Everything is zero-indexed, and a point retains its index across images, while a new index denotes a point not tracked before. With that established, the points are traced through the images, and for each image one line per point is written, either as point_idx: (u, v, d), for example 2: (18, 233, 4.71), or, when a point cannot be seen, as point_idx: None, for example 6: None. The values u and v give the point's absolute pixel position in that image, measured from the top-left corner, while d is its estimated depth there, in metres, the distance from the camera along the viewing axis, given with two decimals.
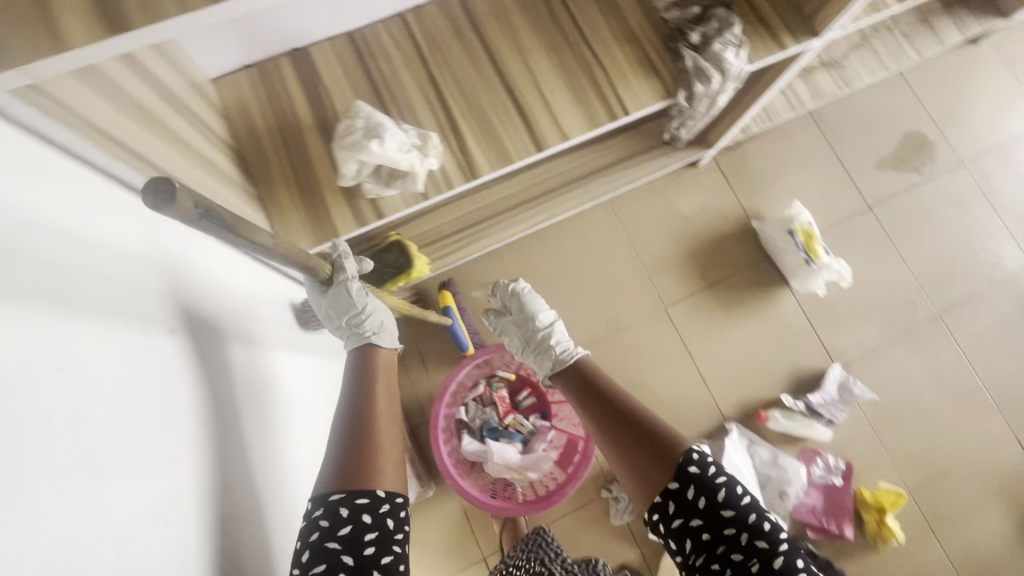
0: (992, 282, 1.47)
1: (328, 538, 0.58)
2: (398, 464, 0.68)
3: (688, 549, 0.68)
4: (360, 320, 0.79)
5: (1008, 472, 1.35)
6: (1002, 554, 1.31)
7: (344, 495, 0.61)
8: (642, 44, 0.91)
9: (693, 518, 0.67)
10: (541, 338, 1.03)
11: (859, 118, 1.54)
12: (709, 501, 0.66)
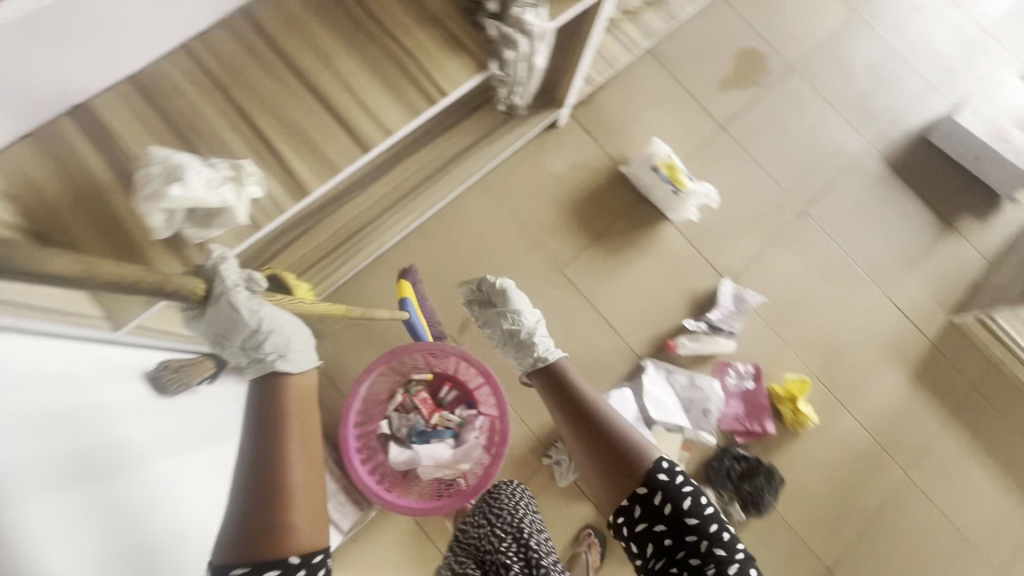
0: (842, 169, 1.60)
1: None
2: (311, 515, 0.69)
3: (648, 550, 0.85)
4: (259, 343, 0.75)
5: (892, 333, 1.50)
6: (903, 406, 1.45)
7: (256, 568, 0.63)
8: (445, 24, 0.90)
9: (656, 522, 0.84)
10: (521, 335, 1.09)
11: (694, 47, 1.62)
12: (674, 507, 0.83)
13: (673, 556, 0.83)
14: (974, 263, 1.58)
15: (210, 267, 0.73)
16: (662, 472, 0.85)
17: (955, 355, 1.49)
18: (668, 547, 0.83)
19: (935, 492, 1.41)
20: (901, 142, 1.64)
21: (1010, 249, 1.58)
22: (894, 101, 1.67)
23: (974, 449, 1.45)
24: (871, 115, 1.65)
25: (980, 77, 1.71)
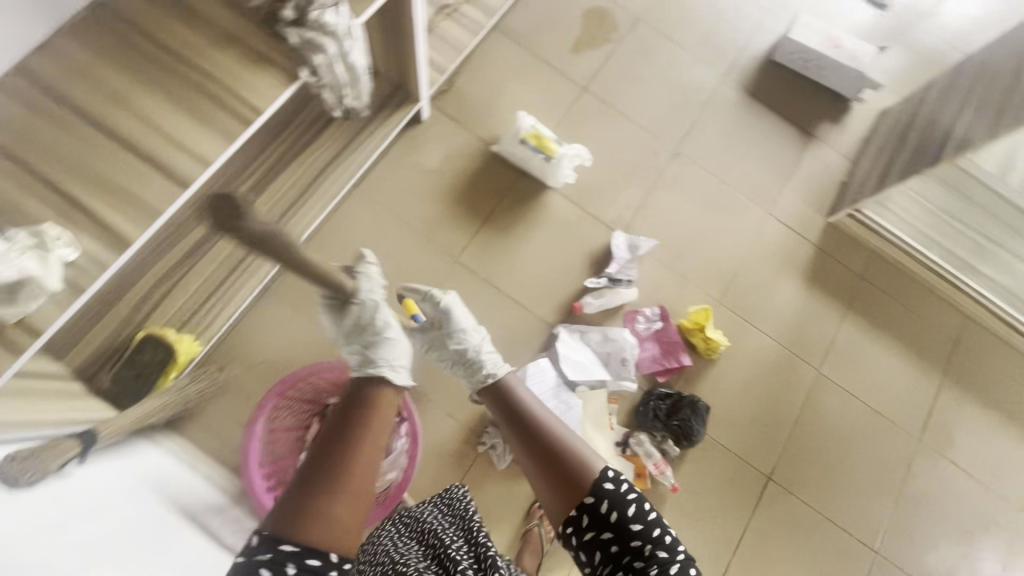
0: (705, 103, 1.67)
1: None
2: (342, 525, 0.66)
3: (596, 560, 0.75)
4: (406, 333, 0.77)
5: (781, 245, 1.58)
6: (803, 310, 1.54)
7: (278, 552, 0.60)
8: (245, 40, 0.88)
9: (603, 532, 0.74)
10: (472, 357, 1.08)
11: (539, 18, 1.65)
12: (620, 515, 0.74)
13: (620, 562, 0.73)
14: (838, 165, 1.69)
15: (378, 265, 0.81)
16: (608, 479, 0.76)
17: (839, 253, 1.59)
18: (618, 559, 0.73)
19: (848, 382, 1.51)
20: (752, 67, 1.73)
21: (867, 143, 1.70)
22: (738, 29, 1.75)
23: (874, 333, 1.55)
24: (720, 47, 1.73)
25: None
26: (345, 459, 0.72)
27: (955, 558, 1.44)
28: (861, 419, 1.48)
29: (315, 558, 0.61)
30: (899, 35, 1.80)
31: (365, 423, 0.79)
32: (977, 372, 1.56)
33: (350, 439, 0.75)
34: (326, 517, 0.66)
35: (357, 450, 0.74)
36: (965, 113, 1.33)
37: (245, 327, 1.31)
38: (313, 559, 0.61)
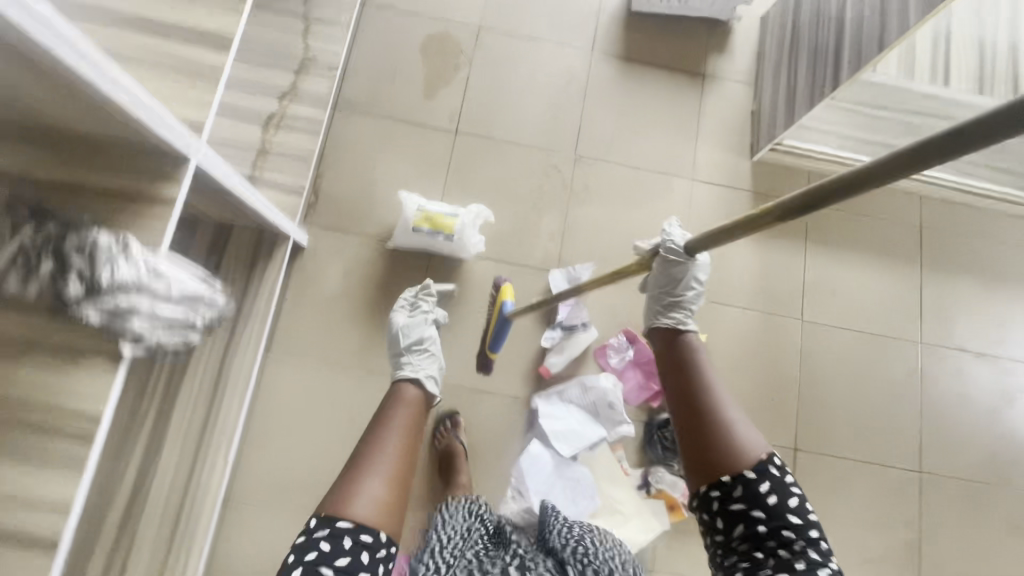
0: (585, 86, 1.53)
1: (321, 558, 0.66)
2: (391, 504, 0.73)
3: (736, 532, 0.74)
4: (416, 347, 1.07)
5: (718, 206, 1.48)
6: (763, 264, 1.46)
7: (336, 525, 0.69)
8: (37, 338, 0.72)
9: (753, 510, 0.72)
10: (424, 349, 1.06)
11: (377, 77, 1.47)
12: (778, 501, 0.72)
13: (762, 544, 0.72)
14: (742, 94, 1.57)
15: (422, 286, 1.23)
16: (773, 464, 0.74)
17: (778, 189, 1.51)
18: (761, 540, 0.72)
19: (835, 316, 1.45)
20: (618, 26, 1.57)
21: (760, 60, 1.58)
22: None
23: (839, 255, 1.49)
24: (578, 18, 1.57)
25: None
26: (394, 443, 0.79)
27: (995, 440, 1.43)
28: (859, 348, 1.44)
29: (367, 534, 0.69)
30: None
31: (406, 416, 0.85)
32: (949, 250, 1.52)
33: (394, 429, 0.82)
34: (376, 496, 0.72)
35: (401, 434, 0.81)
36: (848, 17, 1.24)
37: (227, 541, 1.21)
38: (365, 535, 0.69)
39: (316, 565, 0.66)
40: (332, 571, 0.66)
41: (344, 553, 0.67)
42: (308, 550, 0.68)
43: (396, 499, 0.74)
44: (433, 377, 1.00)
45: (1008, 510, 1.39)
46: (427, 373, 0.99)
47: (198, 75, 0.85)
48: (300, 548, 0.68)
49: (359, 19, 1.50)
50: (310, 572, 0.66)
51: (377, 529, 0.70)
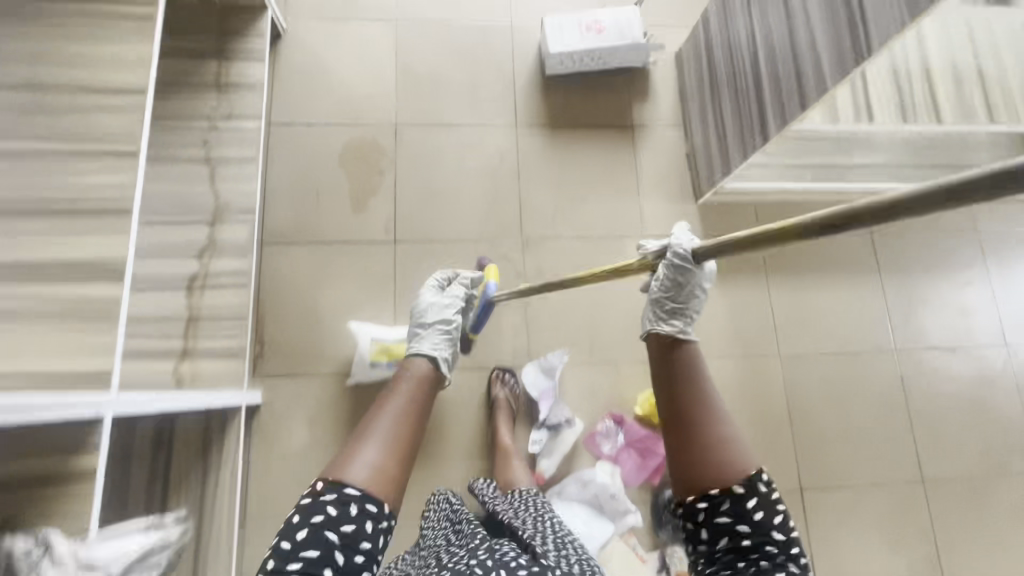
0: (517, 163, 1.48)
1: (326, 524, 0.68)
2: (393, 472, 0.74)
3: (719, 543, 0.69)
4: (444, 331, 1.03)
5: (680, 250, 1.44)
6: (730, 307, 1.44)
7: (341, 491, 0.71)
8: None
9: (740, 526, 0.68)
10: (447, 323, 1.04)
11: (300, 201, 1.39)
12: (766, 517, 0.67)
13: (745, 556, 0.68)
14: (674, 137, 1.55)
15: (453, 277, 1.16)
16: (762, 481, 0.69)
17: (730, 228, 1.49)
18: (744, 554, 0.68)
19: (811, 343, 1.44)
20: (536, 93, 1.53)
21: (686, 96, 1.54)
22: (498, 66, 1.55)
23: (803, 280, 1.48)
24: (494, 94, 1.52)
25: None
26: (400, 416, 0.80)
27: (988, 430, 1.44)
28: (841, 370, 1.43)
29: (372, 504, 0.71)
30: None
31: (417, 389, 0.85)
32: (910, 251, 1.52)
33: (406, 401, 0.82)
34: (379, 466, 0.73)
35: (411, 407, 0.82)
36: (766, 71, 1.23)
37: None
38: (370, 504, 0.71)
39: (323, 528, 0.68)
40: (336, 538, 0.68)
41: (349, 519, 0.69)
42: (313, 514, 0.69)
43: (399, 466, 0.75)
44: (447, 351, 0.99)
45: (1012, 498, 1.40)
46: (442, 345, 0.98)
47: (84, 313, 0.75)
48: (305, 509, 0.70)
49: (268, 143, 1.42)
50: (316, 535, 0.68)
51: (377, 496, 0.71)
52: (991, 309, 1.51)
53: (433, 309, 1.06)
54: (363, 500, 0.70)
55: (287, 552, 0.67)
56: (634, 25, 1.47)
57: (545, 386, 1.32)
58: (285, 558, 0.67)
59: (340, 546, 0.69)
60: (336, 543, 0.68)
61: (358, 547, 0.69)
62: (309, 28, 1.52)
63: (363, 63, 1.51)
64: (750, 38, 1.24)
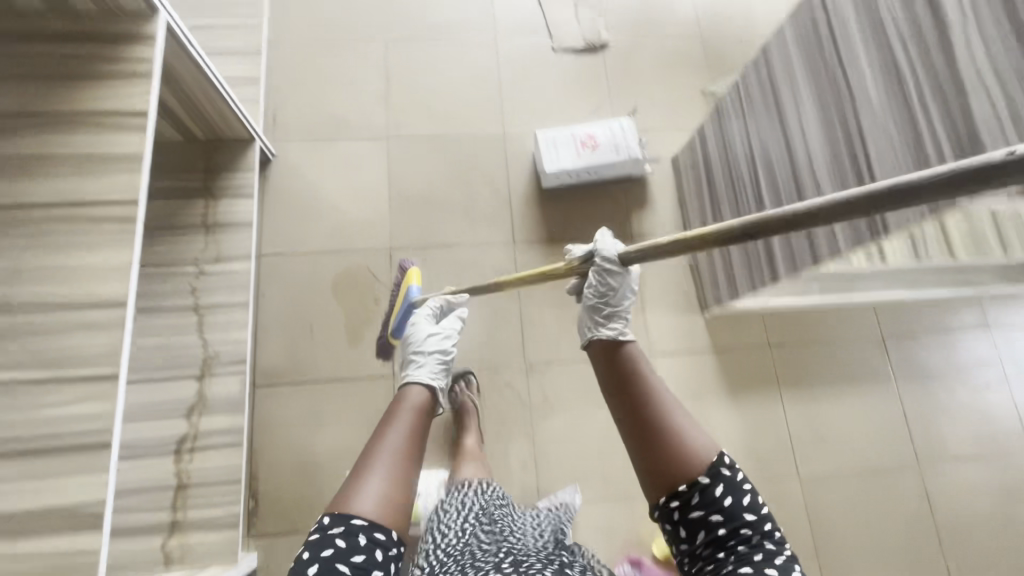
0: (517, 283, 1.44)
1: (338, 556, 0.66)
2: (398, 496, 0.72)
3: (698, 539, 0.69)
4: (436, 354, 1.00)
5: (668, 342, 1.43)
6: (743, 425, 1.41)
7: (347, 523, 0.68)
8: None
9: (712, 516, 0.68)
10: (442, 350, 1.01)
11: (294, 336, 1.34)
12: (735, 502, 0.68)
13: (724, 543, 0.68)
14: (675, 247, 1.52)
15: (440, 305, 1.16)
16: (724, 465, 0.70)
17: (735, 342, 1.46)
18: (722, 542, 0.68)
19: (821, 459, 1.41)
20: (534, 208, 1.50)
21: (684, 190, 1.53)
22: (493, 182, 1.52)
23: (815, 391, 1.45)
24: (490, 212, 1.50)
25: (525, 96, 1.64)
26: (402, 442, 0.77)
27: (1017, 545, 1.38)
28: (860, 486, 1.40)
29: (380, 532, 0.69)
30: (627, 82, 1.68)
31: (416, 413, 0.82)
32: (920, 354, 1.49)
33: (408, 425, 0.80)
34: (382, 491, 0.71)
35: (413, 433, 0.79)
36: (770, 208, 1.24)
37: None
38: (379, 532, 0.69)
39: (334, 561, 0.65)
40: (348, 569, 0.65)
41: (359, 549, 0.67)
42: (322, 547, 0.66)
43: (404, 489, 0.73)
44: (439, 376, 0.95)
45: None
46: (434, 370, 0.95)
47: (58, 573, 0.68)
48: (313, 545, 0.67)
49: (258, 278, 1.37)
50: (328, 565, 0.65)
51: (386, 524, 0.70)
52: (1010, 412, 1.47)
53: (428, 338, 1.03)
54: (369, 529, 0.68)
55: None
56: (625, 135, 1.46)
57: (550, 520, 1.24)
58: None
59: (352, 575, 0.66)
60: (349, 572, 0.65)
61: None
62: (299, 152, 1.49)
63: (356, 187, 1.48)
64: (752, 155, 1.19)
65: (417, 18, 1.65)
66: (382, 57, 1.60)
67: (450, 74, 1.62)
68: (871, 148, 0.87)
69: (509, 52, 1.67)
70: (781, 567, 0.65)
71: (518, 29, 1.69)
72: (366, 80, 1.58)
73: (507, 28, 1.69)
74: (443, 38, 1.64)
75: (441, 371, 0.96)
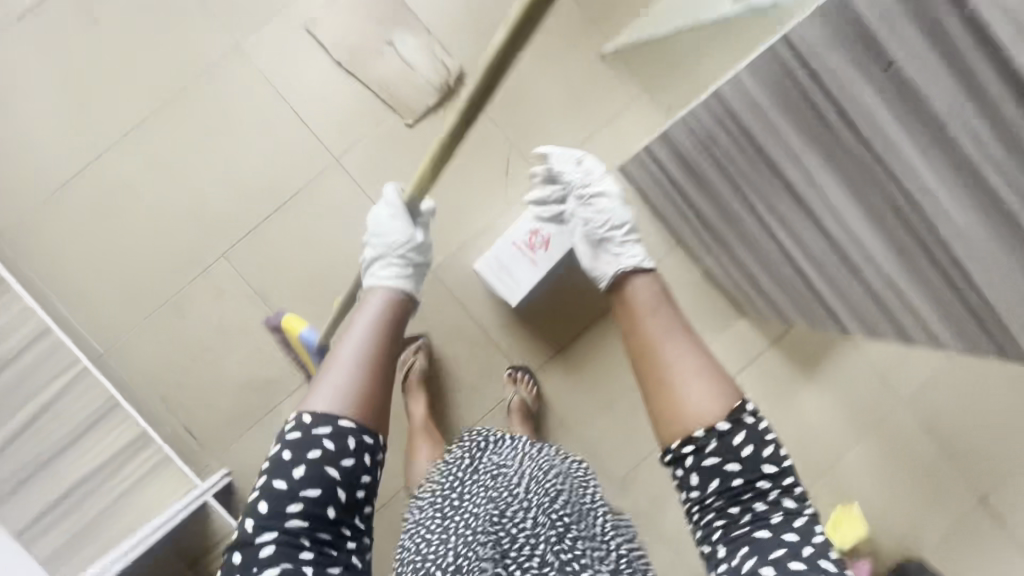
0: (561, 417, 1.30)
1: (328, 460, 0.72)
2: (370, 398, 0.78)
3: (715, 493, 0.75)
4: (404, 257, 0.97)
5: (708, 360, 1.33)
6: (831, 389, 1.36)
7: (329, 427, 0.74)
8: None
9: (731, 466, 0.75)
10: (404, 241, 0.99)
11: None
12: (754, 450, 0.75)
13: (742, 500, 0.75)
14: (680, 267, 1.32)
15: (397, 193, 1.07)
16: (749, 413, 0.76)
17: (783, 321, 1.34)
18: (740, 499, 0.75)
19: (916, 370, 1.37)
20: (524, 332, 1.28)
21: (661, 207, 1.23)
22: (465, 334, 1.27)
23: None
24: (487, 367, 1.28)
25: None
26: (365, 355, 0.82)
27: None
28: (955, 371, 1.38)
29: (369, 436, 0.76)
30: (515, 106, 1.28)
31: (374, 325, 0.86)
32: None
33: (369, 334, 0.84)
34: (350, 390, 0.77)
35: (376, 342, 0.83)
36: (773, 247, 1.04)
37: None
38: (367, 436, 0.75)
39: (324, 466, 0.72)
40: (338, 471, 0.72)
41: (348, 454, 0.73)
42: (310, 447, 0.72)
43: (372, 397, 0.78)
44: (408, 271, 0.96)
45: None
46: (401, 270, 0.96)
47: None
48: (298, 443, 0.72)
49: None
50: (316, 471, 0.71)
51: (370, 425, 0.76)
52: None
53: (388, 223, 1.00)
54: (351, 437, 0.74)
55: (288, 492, 0.70)
56: None
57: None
58: (288, 494, 0.70)
59: (342, 481, 0.73)
60: (339, 479, 0.72)
61: (359, 480, 0.75)
62: (256, 451, 1.22)
63: None
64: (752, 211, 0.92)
65: (241, 206, 1.24)
66: (244, 283, 1.23)
67: (329, 245, 1.25)
68: (964, 262, 0.66)
69: (369, 166, 1.25)
70: (801, 530, 0.73)
71: (356, 129, 1.25)
72: (252, 321, 1.23)
73: (344, 137, 1.25)
74: (287, 209, 1.25)
75: (407, 266, 0.97)
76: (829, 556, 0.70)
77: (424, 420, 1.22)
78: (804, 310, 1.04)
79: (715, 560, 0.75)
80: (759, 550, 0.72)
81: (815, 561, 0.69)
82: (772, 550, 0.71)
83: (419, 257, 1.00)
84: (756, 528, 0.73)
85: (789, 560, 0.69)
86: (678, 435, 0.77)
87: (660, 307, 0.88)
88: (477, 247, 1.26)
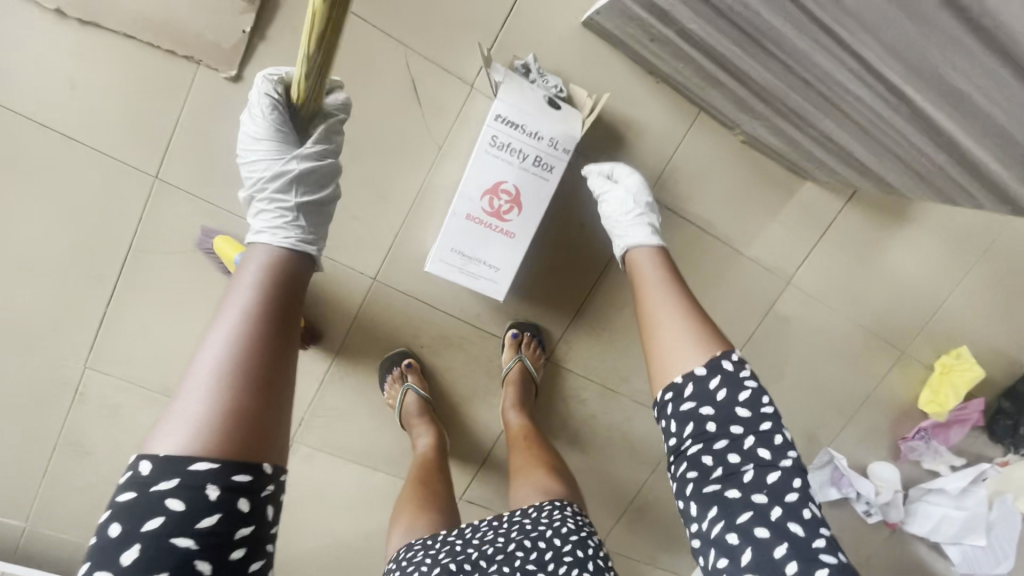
0: (602, 384, 1.03)
1: (174, 526, 0.37)
2: (240, 425, 0.41)
3: (682, 440, 0.57)
4: (301, 196, 0.59)
5: (770, 252, 0.99)
6: (927, 229, 1.04)
7: (176, 478, 0.38)
8: None
9: (702, 410, 0.56)
10: (277, 175, 0.60)
11: None
12: (726, 392, 0.55)
13: (711, 446, 0.55)
14: (709, 145, 0.90)
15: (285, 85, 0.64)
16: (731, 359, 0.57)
17: None
18: (710, 443, 0.55)
19: None
20: (522, 307, 0.95)
21: (663, 65, 0.78)
22: (452, 338, 0.95)
23: None
24: (493, 365, 0.98)
25: None
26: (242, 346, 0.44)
27: None
28: None
29: (242, 474, 0.40)
30: None
31: (260, 287, 0.47)
32: None
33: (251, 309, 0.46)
34: (211, 418, 0.40)
35: (261, 322, 0.45)
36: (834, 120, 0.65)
37: None
38: (240, 474, 0.40)
39: (167, 537, 0.37)
40: (193, 536, 0.38)
41: (210, 509, 0.38)
42: (149, 511, 0.38)
43: (257, 421, 0.42)
44: (295, 217, 0.57)
45: None
46: (281, 214, 0.57)
47: None
48: (129, 502, 0.38)
49: None
50: (156, 549, 0.37)
51: (245, 464, 0.40)
52: None
53: (247, 149, 0.61)
54: (213, 485, 0.39)
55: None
56: (523, 125, 0.72)
57: (830, 474, 1.18)
58: None
59: (205, 548, 0.38)
60: (200, 547, 0.38)
61: (236, 537, 0.40)
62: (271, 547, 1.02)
63: (357, 501, 1.03)
64: (874, 83, 0.51)
65: (65, 296, 0.82)
66: (138, 389, 0.89)
67: (218, 298, 0.86)
68: None
69: (209, 166, 0.79)
70: (776, 489, 0.52)
71: (154, 114, 0.76)
72: None
73: (143, 135, 0.77)
74: (131, 274, 0.83)
75: (302, 214, 0.58)
76: (802, 516, 0.51)
77: (432, 454, 0.91)
78: (913, 180, 0.69)
79: (685, 518, 0.57)
80: (727, 515, 0.53)
81: (783, 526, 0.51)
82: (739, 513, 0.52)
83: (313, 195, 0.61)
84: (726, 489, 0.54)
85: (755, 526, 0.51)
86: (664, 381, 0.60)
87: (656, 263, 0.69)
88: (419, 227, 0.85)
